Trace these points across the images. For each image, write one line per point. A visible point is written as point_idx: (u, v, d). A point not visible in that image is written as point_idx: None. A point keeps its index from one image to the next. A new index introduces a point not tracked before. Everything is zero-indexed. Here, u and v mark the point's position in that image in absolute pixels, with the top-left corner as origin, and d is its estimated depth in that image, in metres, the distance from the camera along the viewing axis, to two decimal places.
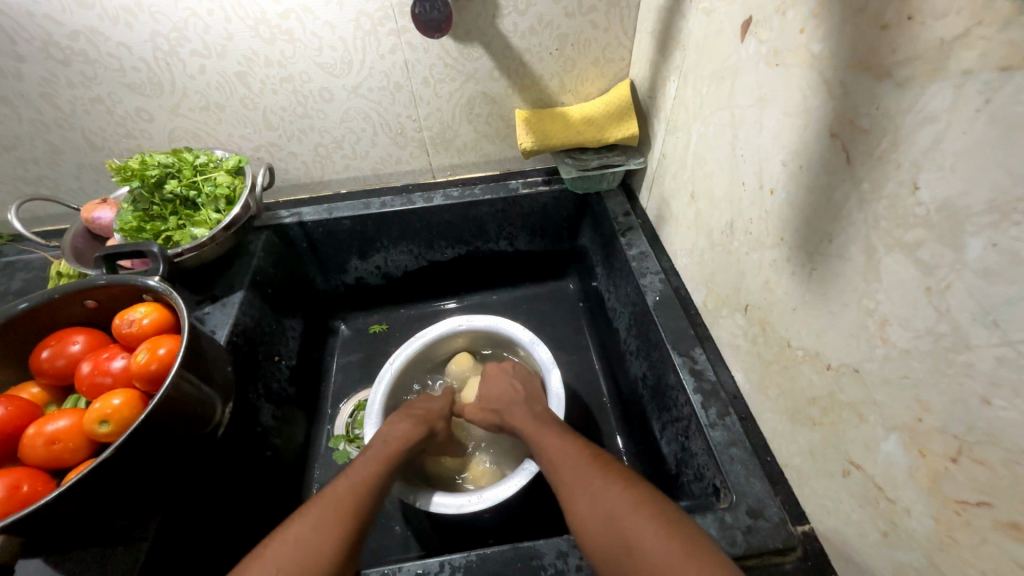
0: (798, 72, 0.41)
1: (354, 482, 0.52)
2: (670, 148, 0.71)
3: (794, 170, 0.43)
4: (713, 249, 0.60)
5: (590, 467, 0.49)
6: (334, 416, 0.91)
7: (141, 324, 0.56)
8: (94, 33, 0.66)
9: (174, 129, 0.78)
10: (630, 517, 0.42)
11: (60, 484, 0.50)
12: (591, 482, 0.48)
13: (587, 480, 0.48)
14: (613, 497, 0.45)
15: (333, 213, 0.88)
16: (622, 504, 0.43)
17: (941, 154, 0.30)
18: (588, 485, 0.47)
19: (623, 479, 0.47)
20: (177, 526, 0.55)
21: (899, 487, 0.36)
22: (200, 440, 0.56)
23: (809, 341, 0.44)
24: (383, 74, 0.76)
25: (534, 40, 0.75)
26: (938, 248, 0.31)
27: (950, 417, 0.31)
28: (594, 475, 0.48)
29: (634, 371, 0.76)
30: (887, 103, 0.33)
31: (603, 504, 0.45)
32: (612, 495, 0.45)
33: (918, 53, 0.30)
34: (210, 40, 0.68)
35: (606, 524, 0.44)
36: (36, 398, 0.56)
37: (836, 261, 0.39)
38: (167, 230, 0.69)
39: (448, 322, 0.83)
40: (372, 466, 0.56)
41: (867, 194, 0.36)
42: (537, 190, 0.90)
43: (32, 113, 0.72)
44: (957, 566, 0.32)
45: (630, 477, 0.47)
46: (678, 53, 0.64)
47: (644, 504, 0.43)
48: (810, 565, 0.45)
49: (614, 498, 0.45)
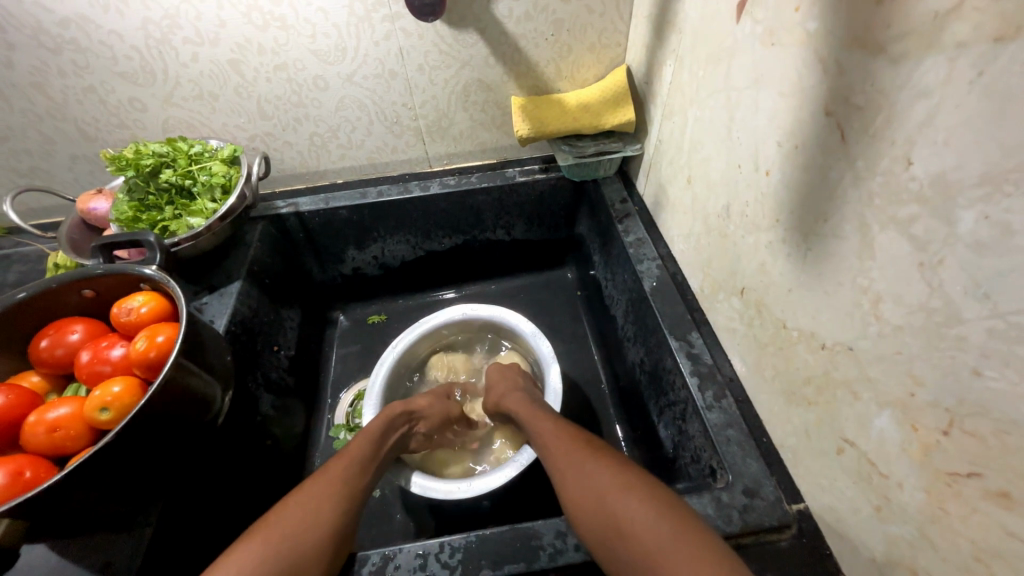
0: (793, 51, 0.41)
1: (341, 462, 0.54)
2: (666, 134, 0.71)
3: (789, 150, 0.43)
4: (709, 234, 0.60)
5: (580, 452, 0.50)
6: (334, 406, 0.91)
7: (139, 313, 0.56)
8: (85, 20, 0.65)
9: (167, 119, 0.77)
10: (621, 500, 0.43)
11: (62, 470, 0.51)
12: (582, 463, 0.49)
13: (578, 463, 0.49)
14: (602, 482, 0.45)
15: (329, 203, 0.88)
16: (610, 491, 0.44)
17: (935, 129, 0.30)
18: (579, 471, 0.48)
19: (613, 461, 0.48)
20: (181, 513, 0.56)
21: (891, 462, 0.36)
22: (202, 427, 0.57)
23: (804, 321, 0.44)
24: (378, 61, 0.75)
25: (530, 26, 0.75)
26: (931, 223, 0.31)
27: (941, 390, 0.32)
28: (583, 459, 0.49)
29: (632, 358, 0.76)
30: (882, 79, 0.33)
31: (593, 490, 0.45)
32: (599, 482, 0.45)
33: (913, 28, 0.30)
34: (202, 27, 0.68)
35: (596, 510, 0.44)
36: (37, 387, 0.56)
37: (831, 240, 0.40)
38: (163, 220, 0.69)
39: (453, 310, 0.83)
40: (358, 446, 0.57)
41: (861, 172, 0.36)
42: (534, 178, 0.90)
43: (24, 103, 0.72)
44: (948, 537, 0.32)
45: (619, 461, 0.48)
46: (674, 37, 0.63)
47: (636, 487, 0.44)
48: (804, 542, 0.45)
49: (605, 479, 0.45)
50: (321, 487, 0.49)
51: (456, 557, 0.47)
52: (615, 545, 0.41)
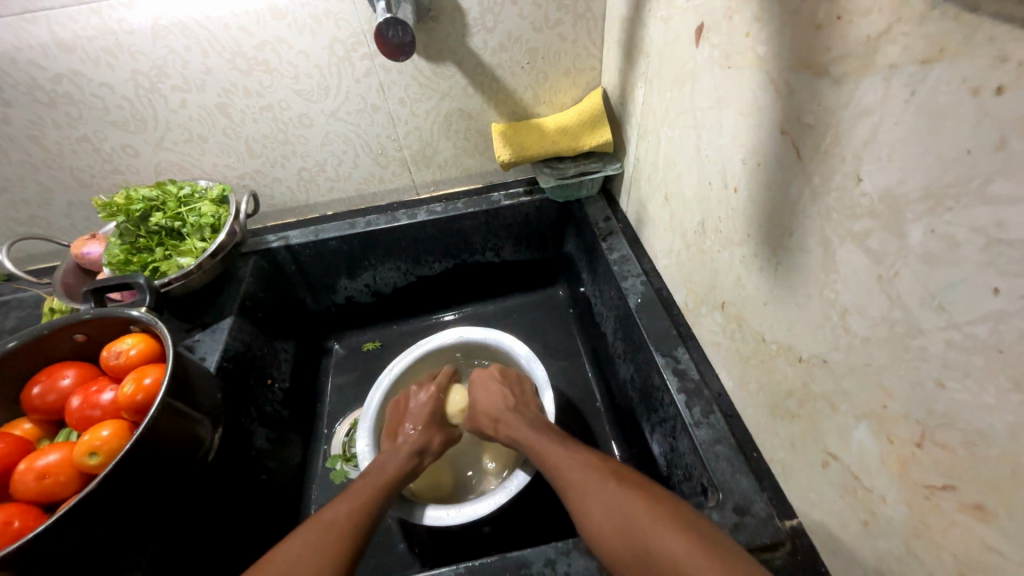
0: (747, 73, 0.42)
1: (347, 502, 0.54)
2: (643, 152, 0.72)
3: (753, 168, 0.44)
4: (688, 249, 0.61)
5: (599, 471, 0.50)
6: (330, 436, 0.91)
7: (128, 355, 0.57)
8: (77, 75, 0.68)
9: (159, 163, 0.80)
10: (648, 519, 0.42)
11: (53, 516, 0.51)
12: (606, 485, 0.48)
13: (597, 485, 0.48)
14: (627, 502, 0.45)
15: (319, 235, 0.90)
16: (637, 510, 0.44)
17: (878, 146, 0.31)
18: (599, 490, 0.48)
19: (640, 485, 0.47)
20: (173, 553, 0.56)
21: (873, 475, 0.36)
22: (191, 466, 0.57)
23: (781, 334, 0.44)
24: (360, 97, 0.78)
25: (505, 56, 0.77)
26: (884, 236, 0.31)
27: (910, 402, 0.32)
28: (605, 480, 0.48)
29: (623, 374, 0.76)
30: (827, 99, 0.34)
31: (619, 510, 0.45)
32: (626, 499, 0.45)
33: (849, 50, 0.31)
34: (189, 75, 0.70)
35: (618, 530, 0.44)
36: (29, 434, 0.56)
37: (797, 254, 0.40)
38: (154, 261, 0.70)
39: (446, 334, 0.84)
40: (365, 490, 0.57)
41: (818, 188, 0.36)
42: (519, 201, 0.92)
43: (21, 155, 0.75)
44: (933, 550, 0.32)
45: (641, 482, 0.48)
46: (642, 60, 0.65)
47: (661, 507, 0.44)
48: (798, 560, 0.44)
49: (627, 499, 0.45)
50: (317, 532, 0.49)
51: None
52: (643, 564, 0.41)
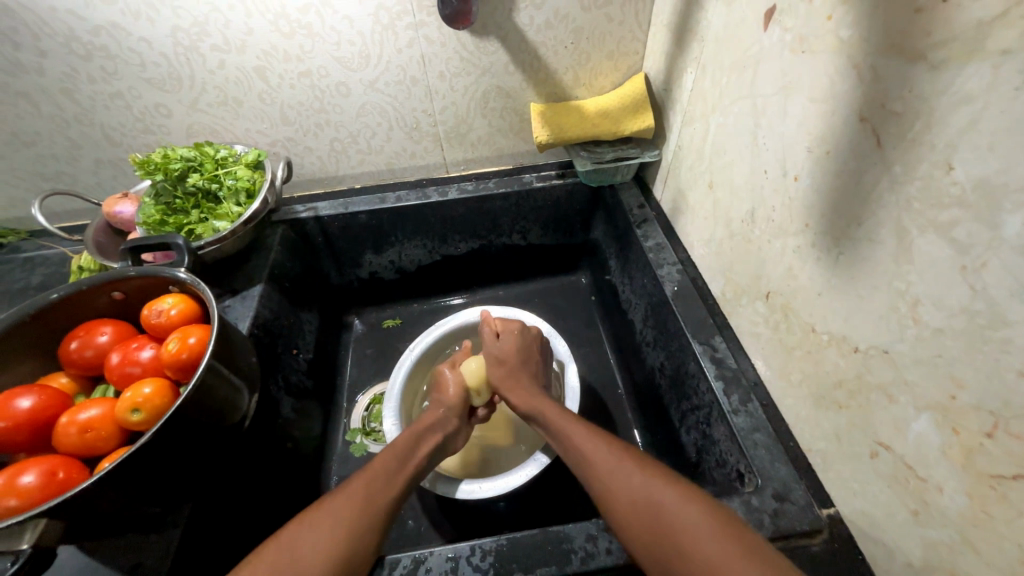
0: (825, 58, 0.42)
1: (369, 474, 0.51)
2: (686, 140, 0.71)
3: (820, 156, 0.43)
4: (732, 239, 0.61)
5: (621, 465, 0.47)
6: (350, 410, 0.91)
7: (169, 315, 0.56)
8: (116, 28, 0.66)
9: (192, 124, 0.79)
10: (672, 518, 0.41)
11: (92, 472, 0.51)
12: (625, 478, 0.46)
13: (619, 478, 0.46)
14: (648, 492, 0.44)
15: (349, 207, 0.89)
16: (662, 506, 0.42)
17: (978, 135, 0.30)
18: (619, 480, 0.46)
19: (656, 474, 0.45)
20: (209, 514, 0.57)
21: (931, 466, 0.36)
22: (230, 430, 0.57)
23: (835, 325, 0.44)
24: (400, 68, 0.76)
25: (550, 34, 0.76)
26: (975, 227, 0.31)
27: (984, 393, 0.32)
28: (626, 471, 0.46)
29: (650, 362, 0.77)
30: (921, 85, 0.34)
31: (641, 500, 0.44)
32: (651, 492, 0.44)
33: (953, 35, 0.31)
34: (230, 34, 0.69)
35: (639, 521, 0.43)
36: (66, 388, 0.56)
37: (865, 244, 0.40)
38: (189, 223, 0.69)
39: (508, 309, 0.83)
40: (386, 458, 0.55)
41: (899, 177, 0.36)
42: (552, 183, 0.91)
43: (53, 108, 0.73)
44: (992, 540, 0.32)
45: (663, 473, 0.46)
46: (696, 45, 0.64)
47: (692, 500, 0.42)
48: (836, 547, 0.45)
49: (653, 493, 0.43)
50: (345, 502, 0.47)
51: (488, 560, 0.47)
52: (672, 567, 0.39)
